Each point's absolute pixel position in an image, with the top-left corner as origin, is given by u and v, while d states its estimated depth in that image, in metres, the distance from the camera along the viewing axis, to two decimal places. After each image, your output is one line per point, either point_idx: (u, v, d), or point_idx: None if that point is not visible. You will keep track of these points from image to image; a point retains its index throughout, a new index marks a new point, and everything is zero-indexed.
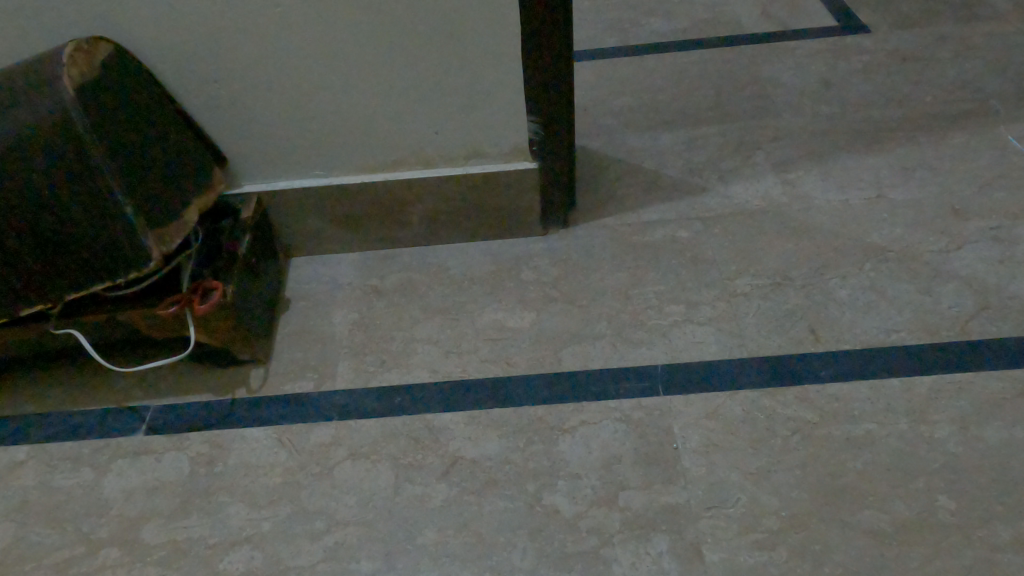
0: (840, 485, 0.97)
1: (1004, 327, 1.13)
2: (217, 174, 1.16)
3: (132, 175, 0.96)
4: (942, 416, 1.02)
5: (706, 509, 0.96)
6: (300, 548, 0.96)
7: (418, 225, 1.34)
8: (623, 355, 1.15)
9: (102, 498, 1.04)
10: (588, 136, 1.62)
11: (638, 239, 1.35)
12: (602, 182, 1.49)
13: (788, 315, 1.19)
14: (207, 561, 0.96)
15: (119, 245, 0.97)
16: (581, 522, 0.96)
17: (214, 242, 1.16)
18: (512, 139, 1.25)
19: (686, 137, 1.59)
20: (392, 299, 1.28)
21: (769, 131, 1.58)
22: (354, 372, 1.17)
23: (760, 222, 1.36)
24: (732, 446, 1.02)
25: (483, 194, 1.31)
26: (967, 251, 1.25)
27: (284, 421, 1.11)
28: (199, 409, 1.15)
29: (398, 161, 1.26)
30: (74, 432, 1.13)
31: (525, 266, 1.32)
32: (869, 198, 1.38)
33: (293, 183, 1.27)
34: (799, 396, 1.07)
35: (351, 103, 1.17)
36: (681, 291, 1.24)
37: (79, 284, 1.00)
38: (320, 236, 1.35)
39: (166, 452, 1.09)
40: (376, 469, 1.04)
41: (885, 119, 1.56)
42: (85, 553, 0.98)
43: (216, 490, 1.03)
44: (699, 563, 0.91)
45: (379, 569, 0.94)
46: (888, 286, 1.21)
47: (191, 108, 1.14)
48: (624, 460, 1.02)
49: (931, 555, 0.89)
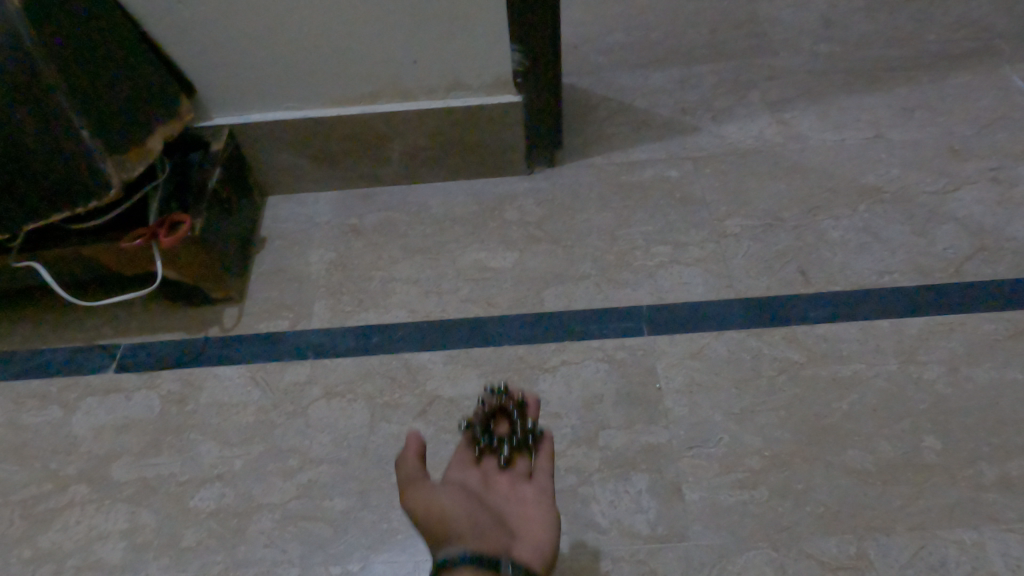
0: (825, 425, 0.94)
1: (999, 269, 1.09)
2: (184, 104, 1.13)
3: (89, 98, 0.92)
4: (932, 356, 1.00)
5: (687, 449, 0.94)
6: (272, 486, 0.94)
7: (398, 162, 1.30)
8: (607, 296, 1.12)
9: (71, 436, 1.02)
10: (578, 74, 1.57)
11: (626, 178, 1.30)
12: (591, 121, 1.44)
13: (778, 256, 1.15)
14: (177, 498, 0.94)
15: (75, 172, 0.94)
16: (559, 460, 0.94)
17: (184, 175, 1.12)
18: (495, 71, 1.19)
19: (679, 76, 1.53)
20: (371, 238, 1.24)
21: (765, 70, 1.52)
22: (331, 312, 1.14)
23: (752, 162, 1.31)
24: (716, 386, 0.99)
25: (465, 130, 1.26)
26: (965, 192, 1.21)
27: (258, 359, 1.08)
28: (170, 347, 1.11)
29: (376, 93, 1.21)
30: (42, 370, 1.10)
31: (508, 206, 1.28)
32: (866, 138, 1.33)
33: (265, 116, 1.22)
34: (786, 336, 1.04)
35: (325, 32, 1.11)
36: (669, 232, 1.20)
37: (35, 213, 0.97)
38: (297, 172, 1.30)
39: (136, 391, 1.06)
40: (352, 408, 1.01)
41: (887, 59, 1.50)
42: (52, 490, 0.96)
43: (186, 428, 1.01)
44: (678, 502, 0.89)
45: (353, 506, 0.92)
46: (882, 227, 1.18)
47: (155, 34, 1.08)
48: (606, 400, 0.99)
49: (915, 494, 0.87)
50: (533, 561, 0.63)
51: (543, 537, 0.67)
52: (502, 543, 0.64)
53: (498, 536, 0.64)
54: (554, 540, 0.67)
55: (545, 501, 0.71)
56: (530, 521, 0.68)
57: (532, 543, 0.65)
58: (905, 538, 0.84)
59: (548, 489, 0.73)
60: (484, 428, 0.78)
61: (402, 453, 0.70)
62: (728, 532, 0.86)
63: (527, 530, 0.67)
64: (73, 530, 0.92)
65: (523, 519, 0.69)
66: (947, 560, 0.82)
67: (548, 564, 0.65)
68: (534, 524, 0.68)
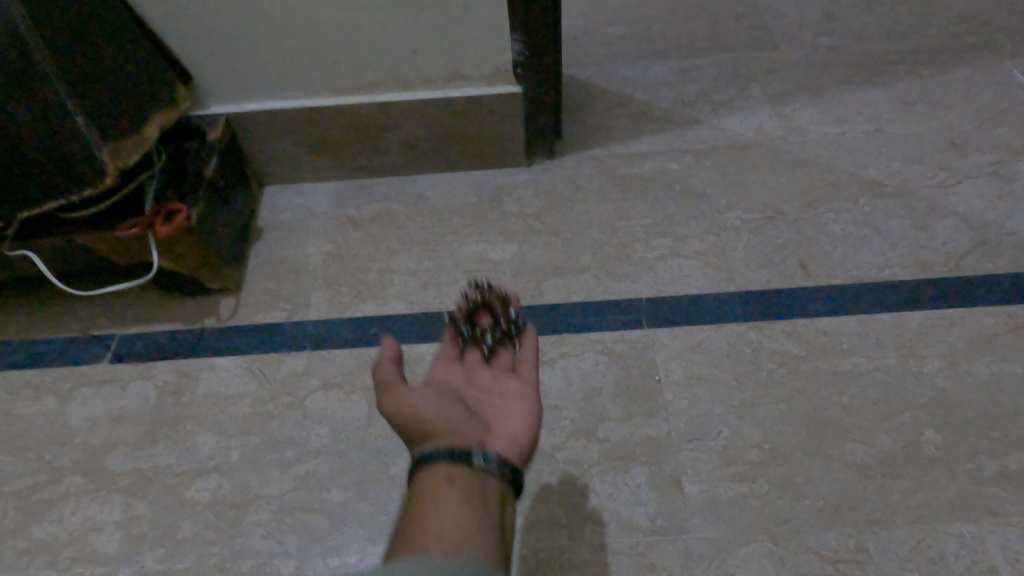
0: (825, 418, 0.94)
1: (999, 264, 1.09)
2: (180, 92, 1.12)
3: (82, 85, 0.91)
4: (932, 350, 1.00)
5: (686, 442, 0.93)
6: (269, 477, 0.94)
7: (397, 152, 1.29)
8: (606, 288, 1.12)
9: (65, 426, 1.01)
10: (578, 66, 1.56)
11: (626, 170, 1.30)
12: (591, 113, 1.43)
13: (778, 249, 1.15)
14: (173, 489, 0.93)
15: (72, 161, 0.93)
16: (559, 453, 0.93)
17: (180, 164, 1.11)
18: (495, 60, 1.18)
19: (679, 68, 1.52)
20: (369, 229, 1.23)
21: (766, 63, 1.51)
22: (328, 303, 1.13)
23: (752, 154, 1.30)
24: (715, 379, 0.99)
25: (463, 120, 1.25)
26: (965, 186, 1.20)
27: (255, 350, 1.07)
28: (166, 338, 1.11)
29: (374, 82, 1.20)
30: (36, 359, 1.09)
31: (508, 198, 1.27)
32: (866, 132, 1.32)
33: (262, 105, 1.21)
34: (786, 329, 1.04)
35: (322, 21, 1.10)
36: (669, 224, 1.20)
37: (29, 201, 0.96)
38: (294, 162, 1.29)
39: (132, 381, 1.05)
40: (349, 400, 1.01)
41: (888, 52, 1.49)
42: (46, 481, 0.95)
43: (183, 419, 1.00)
44: (678, 494, 0.89)
45: (351, 498, 0.91)
46: (882, 220, 1.17)
47: (150, 21, 1.07)
48: (605, 393, 0.99)
49: (914, 488, 0.87)
50: (508, 452, 0.66)
51: (523, 424, 0.71)
52: (478, 436, 0.67)
53: (474, 428, 0.68)
54: (535, 422, 0.71)
55: (526, 387, 0.75)
56: (510, 411, 0.73)
57: (508, 437, 0.68)
58: (904, 531, 0.84)
59: (529, 381, 0.76)
60: (466, 322, 0.84)
61: (377, 359, 0.72)
62: (727, 524, 0.86)
63: (507, 416, 0.72)
64: (67, 520, 0.92)
65: (503, 408, 0.73)
66: (947, 554, 0.82)
67: (528, 444, 0.69)
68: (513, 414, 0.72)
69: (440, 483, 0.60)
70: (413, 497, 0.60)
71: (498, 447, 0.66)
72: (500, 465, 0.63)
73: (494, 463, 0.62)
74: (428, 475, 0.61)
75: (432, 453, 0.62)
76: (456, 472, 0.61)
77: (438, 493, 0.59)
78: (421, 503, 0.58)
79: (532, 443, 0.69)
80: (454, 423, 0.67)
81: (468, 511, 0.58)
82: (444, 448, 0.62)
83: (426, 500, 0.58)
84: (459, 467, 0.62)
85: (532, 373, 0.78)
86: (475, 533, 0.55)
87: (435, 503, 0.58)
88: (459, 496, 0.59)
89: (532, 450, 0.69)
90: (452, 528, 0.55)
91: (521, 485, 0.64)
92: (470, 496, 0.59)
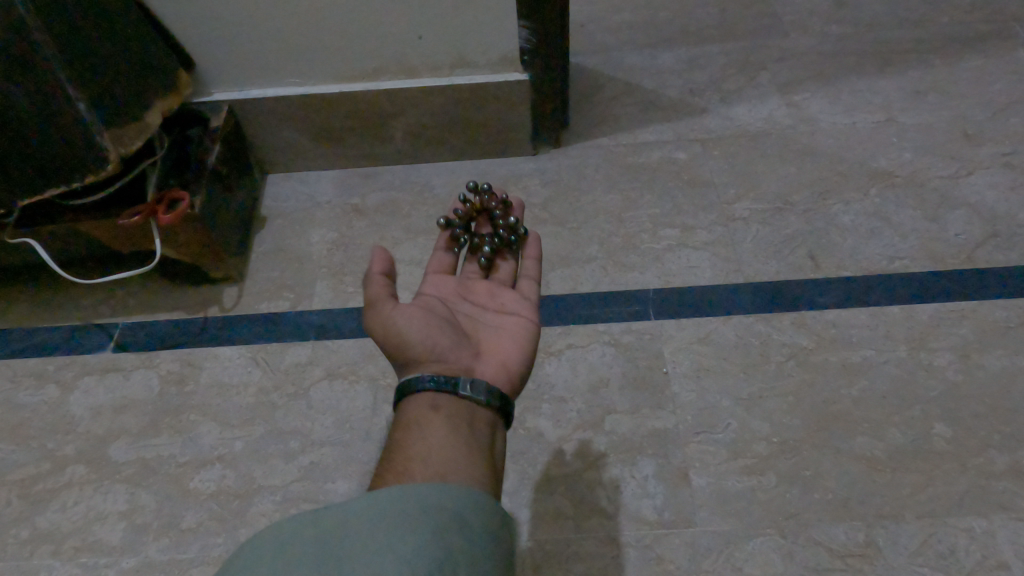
0: (834, 411, 0.93)
1: (1011, 256, 1.08)
2: (183, 78, 1.10)
3: (83, 68, 0.89)
4: (943, 343, 0.98)
5: (694, 434, 0.92)
6: (274, 467, 0.93)
7: (402, 140, 1.27)
8: (613, 279, 1.11)
9: (68, 415, 1.00)
10: (584, 54, 1.54)
11: (633, 159, 1.28)
12: (598, 102, 1.41)
13: (787, 240, 1.13)
14: (177, 479, 0.93)
15: (73, 146, 0.92)
16: (565, 445, 0.93)
17: (183, 151, 1.10)
18: (502, 47, 1.16)
19: (687, 56, 1.50)
20: (374, 218, 1.22)
21: (775, 51, 1.49)
22: (333, 292, 1.12)
23: (761, 144, 1.29)
24: (723, 371, 0.98)
25: (469, 108, 1.23)
26: (978, 177, 1.19)
27: (259, 340, 1.07)
28: (169, 326, 1.10)
29: (379, 69, 1.18)
30: (38, 348, 1.08)
31: (514, 187, 1.25)
32: (877, 122, 1.31)
33: (265, 92, 1.20)
34: (795, 321, 1.03)
35: (327, 7, 1.08)
36: (677, 215, 1.18)
37: (29, 187, 0.95)
38: (298, 149, 1.28)
39: (135, 370, 1.04)
40: (354, 390, 1.00)
41: (899, 41, 1.47)
42: (49, 470, 0.95)
43: (186, 409, 0.99)
44: (685, 487, 0.88)
45: (355, 489, 0.91)
46: (893, 212, 1.16)
47: (152, 5, 1.05)
48: (612, 385, 0.98)
49: (925, 482, 0.86)
50: (497, 377, 0.69)
51: (515, 344, 0.73)
52: (467, 361, 0.69)
53: (465, 352, 0.70)
54: (528, 342, 0.73)
55: (521, 303, 0.77)
56: (505, 329, 0.74)
57: (499, 361, 0.71)
58: (914, 525, 0.83)
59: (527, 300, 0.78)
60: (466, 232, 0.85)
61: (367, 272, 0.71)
62: (735, 518, 0.85)
63: (502, 336, 0.74)
64: (71, 510, 0.91)
65: (499, 326, 0.75)
66: (957, 549, 0.81)
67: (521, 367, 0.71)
68: (506, 334, 0.73)
69: (428, 411, 0.63)
70: (401, 423, 0.62)
71: (488, 372, 0.69)
72: (487, 393, 0.65)
73: (481, 391, 0.65)
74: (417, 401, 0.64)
75: (418, 381, 0.64)
76: (442, 399, 0.64)
77: (424, 422, 0.61)
78: (408, 430, 0.61)
79: (523, 364, 0.71)
80: (442, 345, 0.69)
81: (455, 439, 0.60)
82: (431, 377, 0.64)
83: (412, 428, 0.61)
84: (445, 393, 0.64)
85: (529, 287, 0.80)
86: (459, 459, 0.57)
87: (421, 430, 0.60)
88: (445, 425, 0.61)
89: (523, 371, 0.71)
90: (438, 454, 0.57)
91: (510, 409, 0.67)
92: (456, 424, 0.62)
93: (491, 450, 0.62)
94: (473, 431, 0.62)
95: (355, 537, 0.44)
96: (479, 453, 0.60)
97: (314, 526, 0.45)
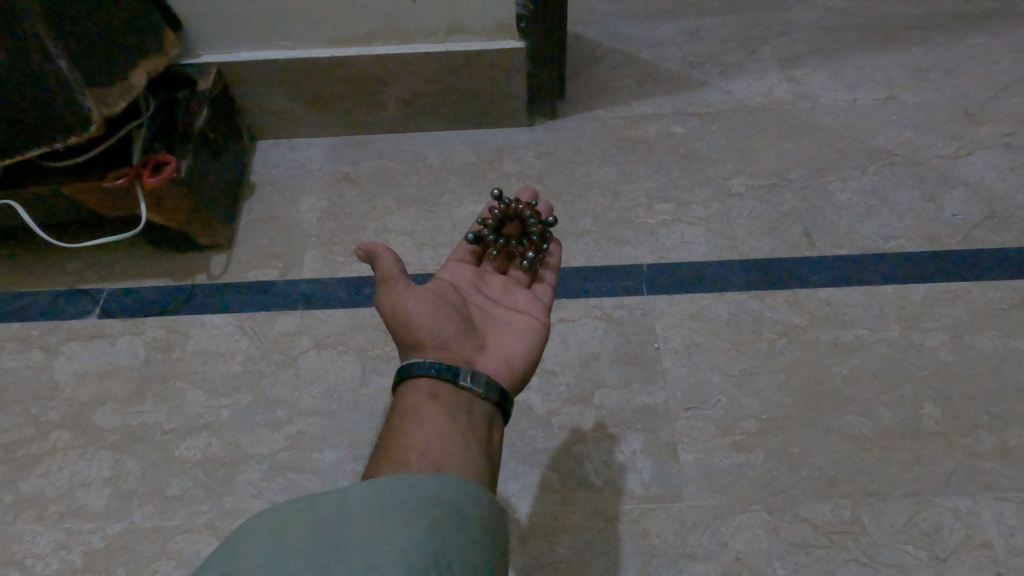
0: (824, 390, 0.93)
1: (1007, 237, 1.07)
2: (171, 41, 1.08)
3: (65, 24, 0.87)
4: (935, 324, 0.98)
5: (684, 410, 0.92)
6: (261, 436, 0.92)
7: (395, 108, 1.25)
8: (606, 253, 1.09)
9: (53, 381, 0.99)
10: (583, 24, 1.51)
11: (630, 132, 1.26)
12: (595, 73, 1.39)
13: (783, 218, 1.12)
14: (162, 447, 0.92)
15: (56, 106, 0.89)
16: (554, 418, 0.92)
17: (169, 115, 1.08)
18: (498, 13, 1.14)
19: (687, 28, 1.47)
20: (364, 187, 1.20)
21: (778, 25, 1.46)
22: (322, 261, 1.11)
23: (760, 119, 1.27)
24: (714, 347, 0.97)
25: (464, 75, 1.21)
26: (978, 157, 1.17)
27: (246, 309, 1.05)
28: (156, 293, 1.08)
29: (371, 34, 1.16)
30: (22, 313, 1.07)
31: (507, 158, 1.23)
32: (878, 99, 1.29)
33: (255, 55, 1.17)
34: (788, 299, 1.02)
35: None
36: (673, 189, 1.17)
37: (11, 147, 0.93)
38: (288, 116, 1.26)
39: (121, 337, 1.03)
40: (342, 360, 0.99)
41: (903, 17, 1.45)
42: (34, 435, 0.94)
43: (172, 376, 0.98)
44: (673, 463, 0.88)
45: (342, 458, 0.90)
46: (889, 190, 1.15)
47: None
48: (602, 359, 0.97)
49: (911, 461, 0.86)
50: (497, 371, 0.69)
51: (521, 338, 0.73)
52: (468, 354, 0.69)
53: (465, 347, 0.70)
54: (535, 340, 0.73)
55: (533, 302, 0.77)
56: (511, 327, 0.74)
57: (501, 355, 0.71)
58: (900, 503, 0.84)
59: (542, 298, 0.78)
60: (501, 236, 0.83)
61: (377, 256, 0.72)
62: (722, 493, 0.85)
63: (507, 335, 0.73)
64: (55, 476, 0.90)
65: (505, 324, 0.74)
66: (942, 527, 0.82)
67: (522, 366, 0.71)
68: (513, 332, 0.73)
69: (425, 403, 0.63)
70: (400, 410, 0.63)
71: (489, 366, 0.69)
72: (486, 385, 0.65)
73: (480, 382, 0.65)
74: (416, 388, 0.65)
75: (420, 367, 0.65)
76: (441, 388, 0.65)
77: (424, 411, 0.62)
78: (406, 420, 0.62)
79: (527, 363, 0.71)
80: (447, 333, 0.69)
81: (452, 432, 0.61)
82: (431, 363, 0.65)
83: (409, 418, 0.62)
84: (446, 383, 0.65)
85: (545, 291, 0.79)
86: (454, 456, 0.58)
87: (420, 420, 0.61)
88: (443, 415, 0.62)
89: (524, 370, 0.71)
90: (433, 450, 0.58)
91: (507, 406, 0.67)
92: (455, 416, 0.62)
93: (488, 444, 0.63)
94: (471, 424, 0.63)
95: (345, 536, 0.44)
96: (474, 448, 0.60)
97: (310, 520, 0.44)
